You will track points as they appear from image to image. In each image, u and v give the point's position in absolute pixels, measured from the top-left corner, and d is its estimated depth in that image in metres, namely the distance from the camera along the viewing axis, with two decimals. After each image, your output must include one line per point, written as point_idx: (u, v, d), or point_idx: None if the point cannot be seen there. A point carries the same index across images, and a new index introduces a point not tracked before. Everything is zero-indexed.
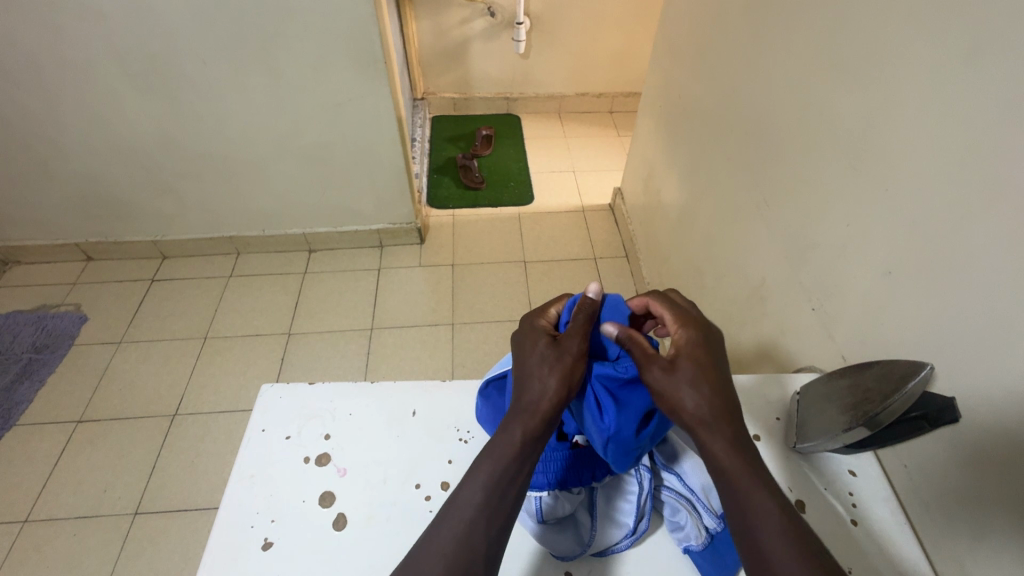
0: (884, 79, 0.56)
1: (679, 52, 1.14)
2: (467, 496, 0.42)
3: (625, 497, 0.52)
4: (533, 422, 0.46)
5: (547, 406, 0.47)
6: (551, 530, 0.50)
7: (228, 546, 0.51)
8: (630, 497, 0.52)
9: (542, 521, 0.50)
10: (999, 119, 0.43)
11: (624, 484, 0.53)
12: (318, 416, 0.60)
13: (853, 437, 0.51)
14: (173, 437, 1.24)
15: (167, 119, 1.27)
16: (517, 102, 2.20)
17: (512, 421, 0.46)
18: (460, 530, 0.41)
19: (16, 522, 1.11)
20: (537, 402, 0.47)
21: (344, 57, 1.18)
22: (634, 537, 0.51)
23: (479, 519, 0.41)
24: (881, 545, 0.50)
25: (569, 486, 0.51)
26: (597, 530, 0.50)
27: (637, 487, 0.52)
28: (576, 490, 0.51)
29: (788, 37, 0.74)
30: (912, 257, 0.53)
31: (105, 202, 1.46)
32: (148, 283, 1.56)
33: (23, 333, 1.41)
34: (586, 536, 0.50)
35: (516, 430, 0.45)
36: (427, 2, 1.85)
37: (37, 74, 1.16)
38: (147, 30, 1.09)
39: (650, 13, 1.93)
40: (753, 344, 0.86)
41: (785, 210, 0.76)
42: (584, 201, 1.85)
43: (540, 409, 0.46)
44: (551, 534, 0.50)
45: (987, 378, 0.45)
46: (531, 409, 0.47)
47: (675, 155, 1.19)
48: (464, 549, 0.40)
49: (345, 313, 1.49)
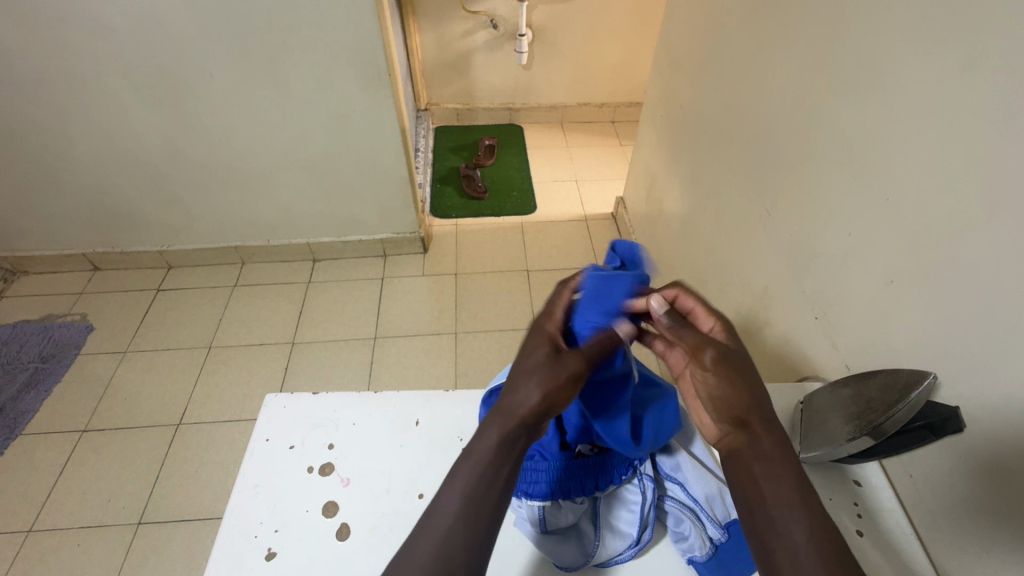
0: (884, 90, 0.57)
1: (681, 62, 1.15)
2: (447, 505, 0.41)
3: (627, 507, 0.52)
4: (512, 426, 0.44)
5: (527, 410, 0.44)
6: (554, 540, 0.50)
7: (232, 555, 0.51)
8: (633, 507, 0.52)
9: (544, 530, 0.49)
10: (999, 129, 0.44)
11: (624, 494, 0.53)
12: (322, 425, 0.61)
13: (857, 446, 0.50)
14: (177, 446, 1.24)
15: (174, 131, 1.29)
16: (519, 112, 2.22)
17: (489, 423, 0.44)
18: (439, 539, 0.39)
19: (20, 532, 1.11)
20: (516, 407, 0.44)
21: (349, 70, 1.20)
22: (638, 547, 0.51)
23: (456, 526, 0.40)
24: (887, 555, 0.50)
25: (572, 495, 0.51)
26: (600, 540, 0.50)
27: (638, 495, 0.52)
28: (579, 499, 0.51)
29: (789, 48, 0.74)
30: (914, 266, 0.53)
31: (112, 212, 1.48)
32: (154, 293, 1.57)
33: (30, 343, 1.42)
34: (590, 546, 0.50)
35: (492, 431, 0.44)
36: (431, 14, 1.87)
37: (47, 88, 1.18)
38: (156, 45, 1.11)
39: (651, 24, 1.95)
40: (756, 352, 0.86)
41: (787, 219, 0.76)
42: (587, 210, 1.86)
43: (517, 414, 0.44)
44: (553, 544, 0.49)
45: (992, 387, 0.45)
46: (512, 411, 0.44)
47: (677, 164, 1.20)
48: (442, 559, 0.38)
49: (349, 322, 1.49)
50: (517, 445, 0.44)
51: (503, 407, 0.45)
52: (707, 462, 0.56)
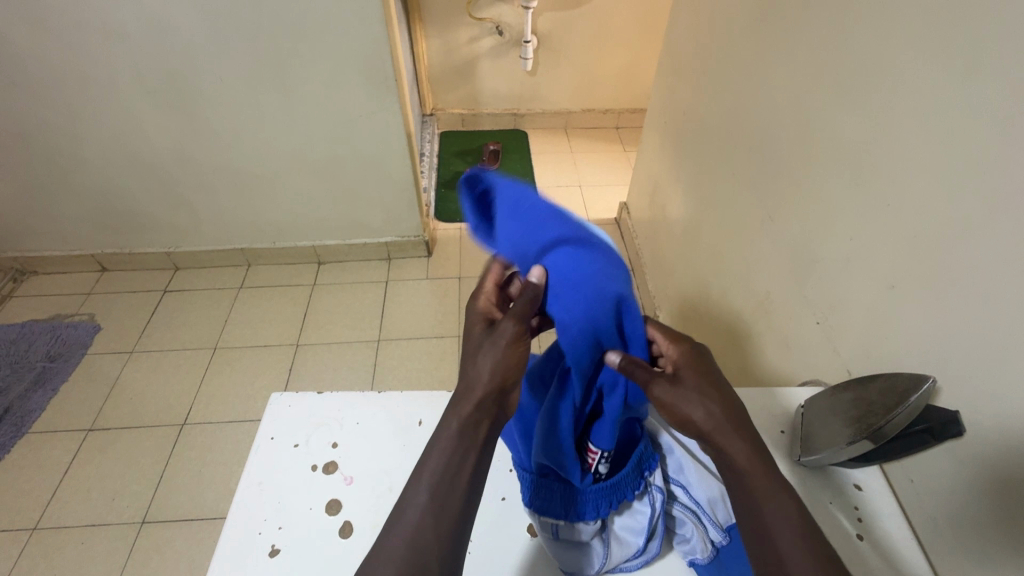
0: (885, 98, 0.57)
1: (684, 70, 1.16)
2: (411, 504, 0.41)
3: (635, 518, 0.51)
4: (470, 410, 0.45)
5: (483, 390, 0.46)
6: (563, 553, 0.50)
7: (236, 551, 0.52)
8: (640, 517, 0.51)
9: (555, 543, 0.50)
10: (999, 137, 0.44)
11: (634, 505, 0.52)
12: (326, 424, 0.61)
13: (857, 450, 0.51)
14: (182, 446, 1.25)
15: (183, 134, 1.30)
16: (524, 118, 2.23)
17: (449, 409, 0.46)
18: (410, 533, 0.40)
19: (25, 529, 1.12)
20: (472, 385, 0.46)
21: (356, 75, 1.21)
22: (644, 559, 0.51)
23: (426, 522, 0.41)
24: (887, 560, 0.50)
25: (586, 517, 0.49)
26: (609, 553, 0.50)
27: (648, 509, 0.51)
28: (593, 520, 0.49)
29: (792, 56, 0.75)
30: (915, 272, 0.53)
31: (120, 214, 1.49)
32: (161, 294, 1.58)
33: (38, 342, 1.44)
34: (597, 559, 0.50)
35: (453, 419, 0.45)
36: (438, 21, 1.90)
37: (60, 91, 1.20)
38: (167, 50, 1.13)
39: (655, 31, 1.96)
40: (758, 357, 0.86)
41: (789, 225, 0.76)
42: (590, 215, 1.87)
43: (474, 392, 0.46)
44: (562, 557, 0.50)
45: (990, 393, 0.45)
46: (468, 393, 0.46)
47: (680, 170, 1.21)
48: (411, 554, 0.39)
49: (353, 324, 1.50)
50: (481, 429, 0.45)
51: (463, 391, 0.46)
52: (706, 464, 0.56)
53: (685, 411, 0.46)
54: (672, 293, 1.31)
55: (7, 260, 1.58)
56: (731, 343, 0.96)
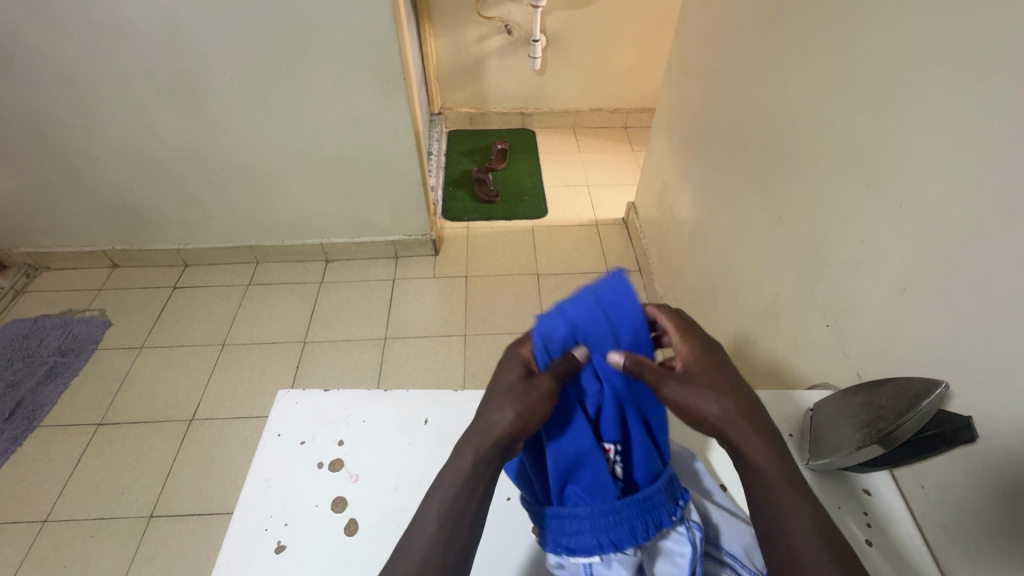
0: (898, 99, 0.56)
1: (694, 69, 1.16)
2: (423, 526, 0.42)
3: (673, 557, 0.48)
4: (485, 446, 0.44)
5: (500, 432, 0.45)
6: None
7: (242, 546, 0.52)
8: (680, 557, 0.47)
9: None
10: (1013, 138, 0.44)
11: (671, 541, 0.48)
12: (332, 422, 0.61)
13: (866, 454, 0.50)
14: (189, 441, 1.26)
15: (193, 132, 1.32)
16: (532, 117, 2.23)
17: (463, 442, 0.45)
18: (421, 559, 0.41)
19: (36, 522, 1.13)
20: (491, 425, 0.45)
21: (364, 74, 1.22)
22: None
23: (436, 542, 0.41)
24: (896, 566, 0.50)
25: (624, 546, 0.46)
26: None
27: (687, 544, 0.47)
28: (632, 551, 0.46)
29: (803, 55, 0.74)
30: (927, 274, 0.52)
31: (131, 211, 1.51)
32: (170, 290, 1.60)
33: (50, 337, 1.46)
34: None
35: (467, 451, 0.44)
36: (446, 20, 1.90)
37: (72, 89, 1.22)
38: (178, 48, 1.14)
39: (665, 30, 1.95)
40: (767, 359, 0.85)
41: (799, 227, 0.76)
42: (598, 215, 1.86)
43: (492, 433, 0.45)
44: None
45: (1003, 398, 0.44)
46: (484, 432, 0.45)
47: (689, 170, 1.20)
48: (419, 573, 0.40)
49: (360, 322, 1.51)
50: (491, 465, 0.44)
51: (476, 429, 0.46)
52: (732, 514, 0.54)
53: (697, 408, 0.46)
54: (679, 295, 1.30)
55: (20, 255, 1.61)
56: (740, 345, 0.96)
